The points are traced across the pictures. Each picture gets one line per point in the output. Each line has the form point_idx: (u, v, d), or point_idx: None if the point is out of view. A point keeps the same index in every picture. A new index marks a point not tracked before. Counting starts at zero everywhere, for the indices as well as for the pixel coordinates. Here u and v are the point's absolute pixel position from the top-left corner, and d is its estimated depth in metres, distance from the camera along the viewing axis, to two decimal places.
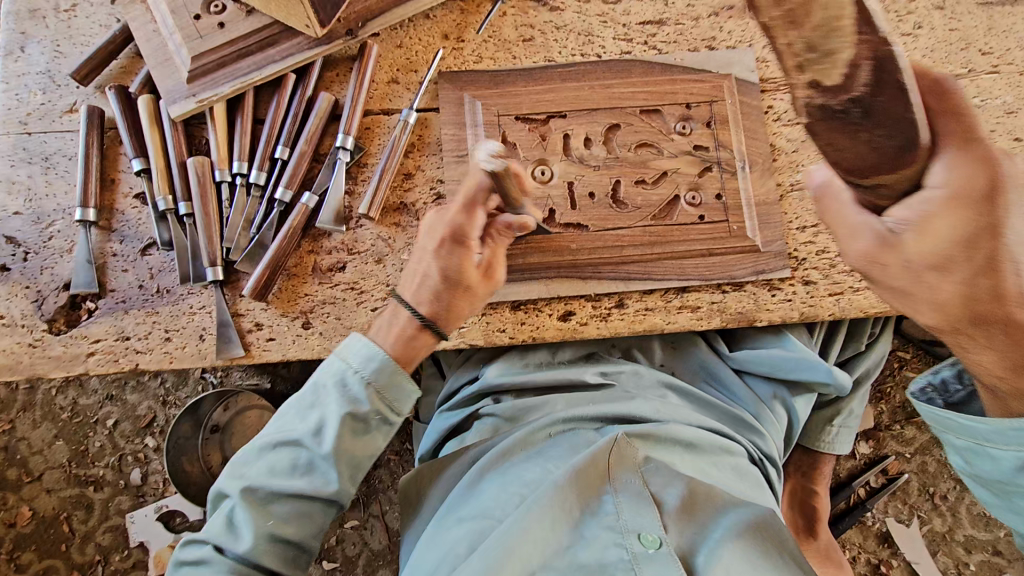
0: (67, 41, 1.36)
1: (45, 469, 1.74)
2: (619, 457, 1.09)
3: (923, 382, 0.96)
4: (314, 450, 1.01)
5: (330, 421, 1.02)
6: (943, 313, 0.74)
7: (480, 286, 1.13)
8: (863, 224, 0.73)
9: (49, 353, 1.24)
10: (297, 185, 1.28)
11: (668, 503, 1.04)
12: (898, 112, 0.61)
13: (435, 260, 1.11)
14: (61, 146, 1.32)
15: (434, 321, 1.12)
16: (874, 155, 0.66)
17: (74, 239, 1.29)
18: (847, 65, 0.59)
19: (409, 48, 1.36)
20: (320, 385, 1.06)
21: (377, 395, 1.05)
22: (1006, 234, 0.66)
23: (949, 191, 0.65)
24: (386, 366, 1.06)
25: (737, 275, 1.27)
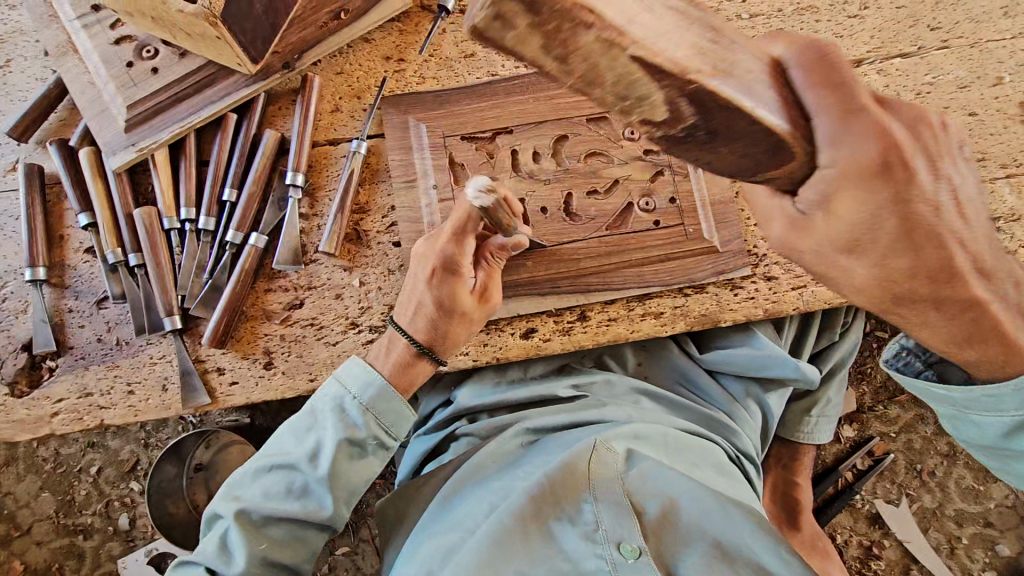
0: (4, 98, 1.34)
1: (33, 521, 1.74)
2: (600, 463, 1.07)
3: (896, 349, 0.92)
4: (308, 475, 1.00)
5: (327, 446, 1.01)
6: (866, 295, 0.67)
7: (476, 310, 1.11)
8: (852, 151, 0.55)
9: (13, 417, 1.24)
10: (248, 226, 1.26)
11: (647, 508, 1.03)
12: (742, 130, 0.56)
13: (427, 291, 1.07)
14: (7, 205, 1.31)
15: (431, 349, 1.11)
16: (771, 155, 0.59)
17: (28, 299, 1.28)
18: (665, 106, 0.55)
19: (350, 75, 1.34)
20: (314, 410, 1.05)
21: (373, 417, 1.05)
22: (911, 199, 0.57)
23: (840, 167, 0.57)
24: (381, 389, 1.05)
25: (697, 278, 1.25)
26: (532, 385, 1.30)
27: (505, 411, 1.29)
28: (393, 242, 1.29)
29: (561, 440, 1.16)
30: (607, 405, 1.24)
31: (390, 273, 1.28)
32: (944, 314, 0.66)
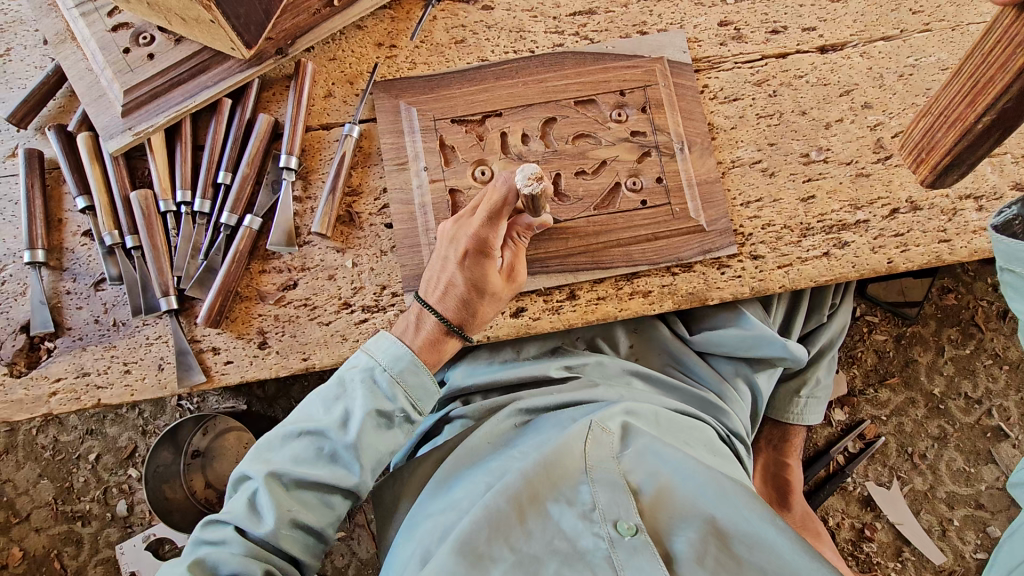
0: (4, 86, 1.37)
1: (33, 508, 1.76)
2: (595, 445, 1.10)
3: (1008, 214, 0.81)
4: (337, 442, 1.02)
5: (356, 415, 1.02)
6: None
7: (506, 290, 1.11)
8: None
9: (11, 396, 1.26)
10: (242, 208, 1.29)
11: (642, 489, 1.06)
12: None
13: (458, 271, 1.08)
14: (6, 190, 1.33)
15: (458, 328, 1.10)
16: None
17: (26, 282, 1.30)
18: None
19: (343, 62, 1.37)
20: (345, 381, 1.05)
21: (403, 390, 1.05)
22: None
23: None
24: (413, 362, 1.06)
25: (684, 256, 1.27)
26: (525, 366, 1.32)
27: (498, 393, 1.31)
28: (385, 223, 1.31)
29: (555, 421, 1.18)
30: (601, 387, 1.27)
31: (382, 254, 1.30)
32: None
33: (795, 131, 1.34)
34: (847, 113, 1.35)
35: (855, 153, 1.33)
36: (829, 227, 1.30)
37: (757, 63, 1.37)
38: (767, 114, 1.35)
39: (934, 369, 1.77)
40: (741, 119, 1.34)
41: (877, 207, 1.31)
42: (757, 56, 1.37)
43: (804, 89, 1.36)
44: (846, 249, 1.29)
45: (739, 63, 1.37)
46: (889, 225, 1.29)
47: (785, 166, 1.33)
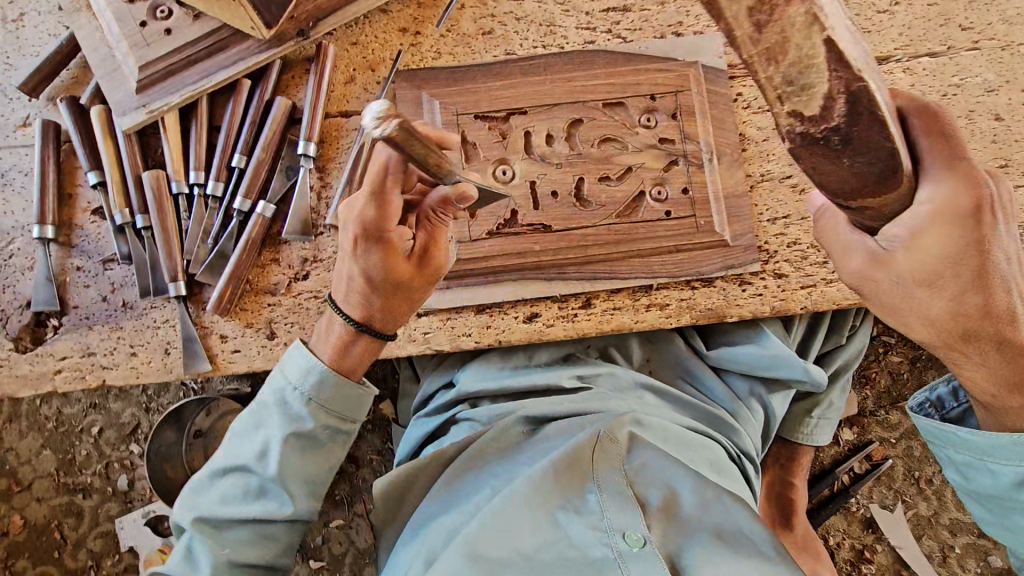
0: (15, 52, 1.33)
1: (34, 478, 1.77)
2: (603, 455, 1.07)
3: (922, 397, 1.02)
4: (263, 473, 0.99)
5: (272, 444, 0.99)
6: (931, 326, 0.81)
7: (411, 281, 0.99)
8: (857, 242, 0.81)
9: (16, 372, 1.25)
10: (256, 194, 1.26)
11: (650, 503, 1.02)
12: (876, 143, 0.65)
13: (355, 261, 0.96)
14: (17, 161, 1.30)
15: (366, 324, 1.02)
16: (855, 179, 0.70)
17: (34, 257, 1.28)
18: (822, 99, 0.63)
19: (365, 47, 1.32)
20: (262, 404, 1.01)
21: (321, 411, 1.00)
22: (992, 250, 0.75)
23: (934, 208, 0.73)
24: (327, 376, 1.00)
25: (706, 271, 1.24)
26: (536, 373, 1.30)
27: (507, 398, 1.28)
28: None
29: (562, 429, 1.15)
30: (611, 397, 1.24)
31: None
32: (1002, 356, 0.81)
33: None
34: None
35: None
36: None
37: None
38: None
39: None
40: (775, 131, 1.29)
41: None
42: None
43: None
44: None
45: None
46: None
47: None
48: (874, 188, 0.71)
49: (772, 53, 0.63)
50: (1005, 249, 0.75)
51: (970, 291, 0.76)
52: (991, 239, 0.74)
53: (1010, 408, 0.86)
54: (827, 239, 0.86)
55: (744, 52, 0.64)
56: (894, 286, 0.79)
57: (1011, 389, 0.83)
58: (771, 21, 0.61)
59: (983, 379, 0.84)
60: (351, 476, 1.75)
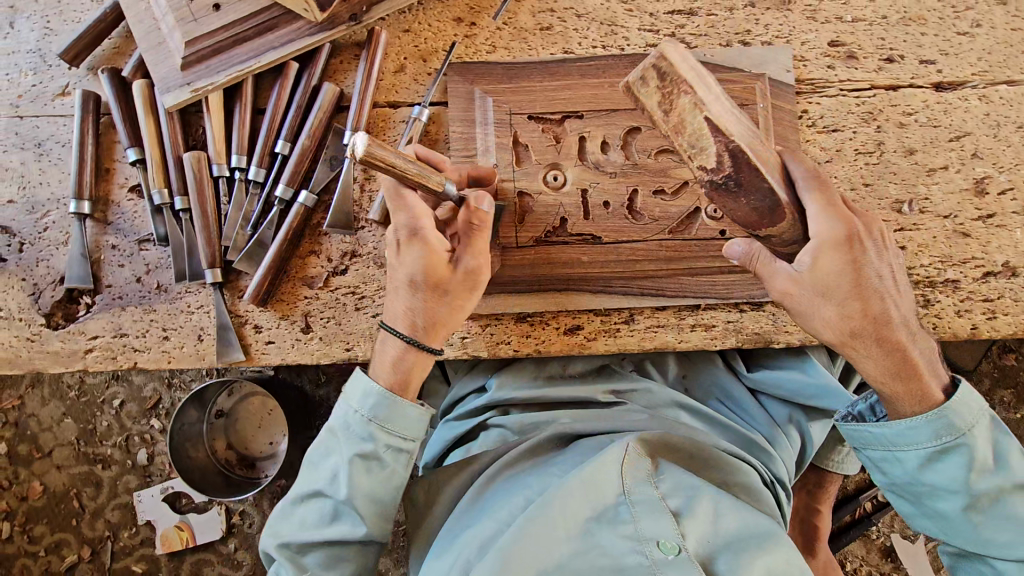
0: (57, 17, 1.28)
1: (55, 445, 1.77)
2: (633, 465, 1.05)
3: (839, 411, 1.06)
4: (335, 497, 0.97)
5: (339, 469, 0.97)
6: (838, 331, 0.94)
7: (448, 278, 1.00)
8: (776, 270, 0.95)
9: (47, 348, 1.23)
10: (298, 182, 1.22)
11: (684, 513, 1.00)
12: (757, 183, 0.86)
13: (400, 265, 1.02)
14: (54, 131, 1.26)
15: (414, 334, 1.02)
16: (755, 214, 0.90)
17: (68, 231, 1.25)
18: (715, 156, 0.86)
19: (417, 35, 1.27)
20: (333, 430, 1.01)
21: (386, 432, 0.99)
22: (866, 268, 0.91)
23: (821, 237, 0.90)
24: (388, 398, 0.99)
25: (756, 294, 1.20)
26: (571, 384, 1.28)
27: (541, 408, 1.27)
28: None
29: (595, 442, 1.14)
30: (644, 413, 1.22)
31: None
32: (888, 353, 0.94)
33: (894, 174, 1.24)
34: (954, 161, 1.24)
35: (955, 207, 1.24)
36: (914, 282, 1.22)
37: (865, 93, 1.26)
38: (867, 151, 1.24)
39: None
40: (839, 153, 1.24)
41: (969, 268, 1.22)
42: (866, 85, 1.26)
43: (911, 128, 1.25)
44: (929, 308, 1.22)
45: (844, 90, 1.26)
46: (978, 289, 1.21)
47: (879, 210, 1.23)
48: (770, 223, 0.91)
49: (677, 127, 0.87)
50: (878, 269, 0.92)
51: (853, 300, 0.91)
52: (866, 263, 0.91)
53: (905, 394, 0.96)
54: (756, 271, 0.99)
55: (660, 126, 0.89)
56: (800, 299, 0.93)
57: (897, 376, 0.95)
58: (670, 109, 0.87)
59: (900, 393, 0.96)
60: None
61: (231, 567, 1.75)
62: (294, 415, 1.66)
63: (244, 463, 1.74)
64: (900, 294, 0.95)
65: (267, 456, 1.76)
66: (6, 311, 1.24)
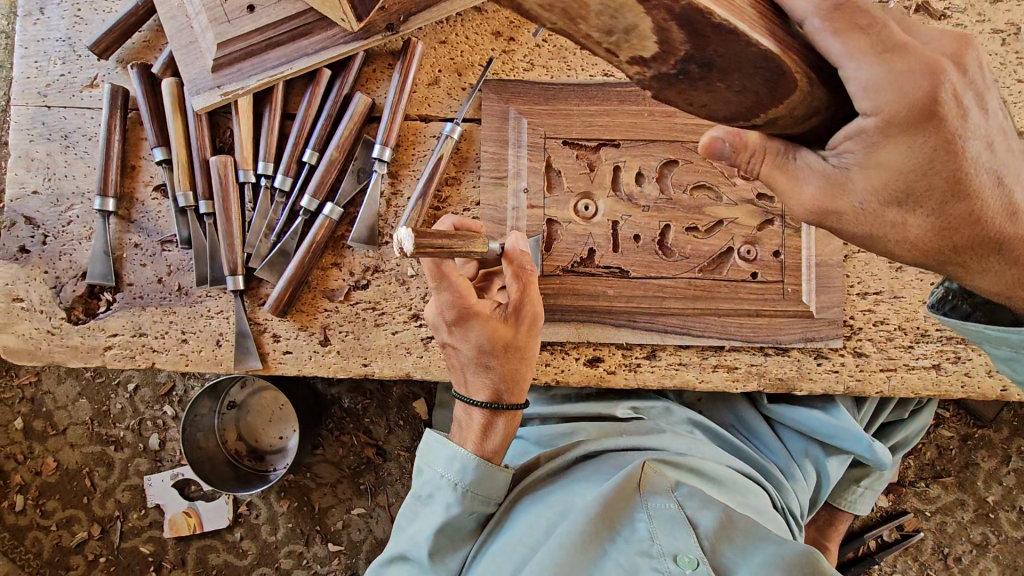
0: (88, 6, 1.25)
1: (69, 424, 1.79)
2: (648, 482, 1.02)
3: (940, 292, 0.91)
4: (422, 560, 1.02)
5: (424, 533, 1.02)
6: (917, 249, 0.71)
7: (521, 339, 1.05)
8: (806, 167, 0.66)
9: (67, 342, 1.23)
10: (324, 194, 1.19)
11: (705, 521, 0.95)
12: (740, 50, 0.55)
13: (464, 344, 1.03)
14: (81, 124, 1.24)
15: (498, 402, 1.07)
16: (740, 100, 0.60)
17: (92, 227, 1.24)
18: (655, 32, 0.53)
19: (454, 47, 1.23)
20: (422, 494, 1.06)
21: (471, 496, 1.03)
22: (962, 145, 0.64)
23: (883, 117, 0.61)
24: (475, 465, 1.03)
25: (783, 339, 1.17)
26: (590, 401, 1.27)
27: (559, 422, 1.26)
28: None
29: (618, 459, 1.11)
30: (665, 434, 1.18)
31: None
32: (1005, 260, 0.73)
33: None
34: None
35: None
36: (946, 337, 1.19)
37: None
38: None
39: (993, 476, 1.67)
40: None
41: None
42: None
43: None
44: (960, 365, 1.19)
45: None
46: None
47: None
48: (778, 99, 0.60)
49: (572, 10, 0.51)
50: (976, 139, 0.65)
51: (948, 201, 0.66)
52: (961, 135, 0.64)
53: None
54: (778, 185, 0.67)
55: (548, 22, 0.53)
56: (873, 213, 0.67)
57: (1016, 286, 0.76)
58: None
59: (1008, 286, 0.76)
60: (376, 466, 1.78)
61: (236, 554, 1.78)
62: (304, 413, 1.67)
63: (253, 455, 1.73)
64: (1003, 156, 0.67)
65: (276, 450, 1.74)
66: (27, 302, 1.23)
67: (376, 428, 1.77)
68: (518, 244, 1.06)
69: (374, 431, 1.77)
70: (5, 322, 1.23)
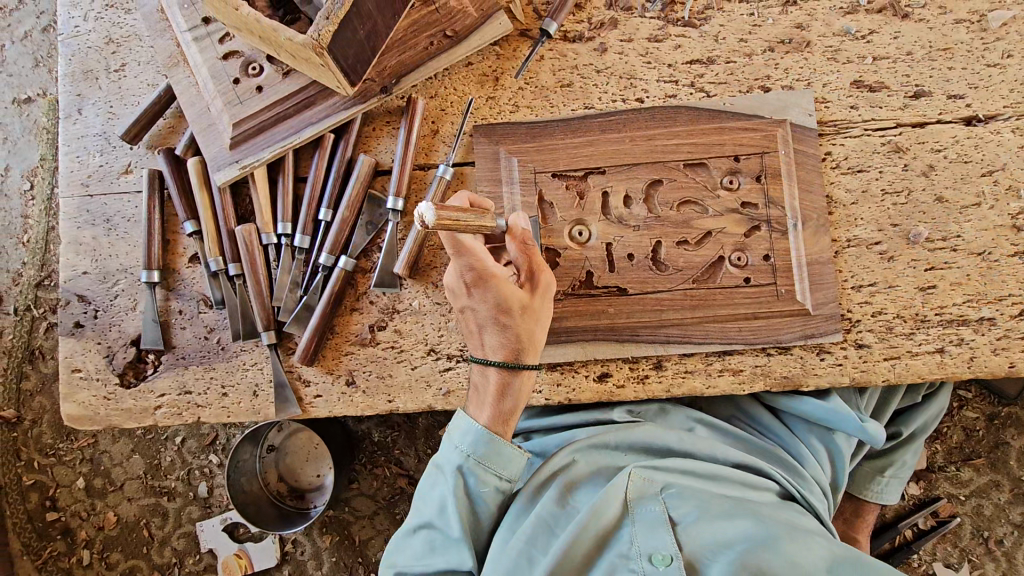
0: (119, 102, 1.39)
1: (125, 479, 1.92)
2: (636, 490, 1.12)
3: None
4: (444, 531, 1.10)
5: (447, 498, 1.11)
6: None
7: (533, 298, 1.13)
8: None
9: (122, 405, 1.35)
10: (338, 249, 1.30)
11: (686, 522, 1.06)
12: None
13: (483, 305, 1.11)
14: (120, 208, 1.38)
15: (516, 360, 1.14)
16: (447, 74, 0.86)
17: (137, 298, 1.36)
18: None
19: (444, 99, 1.33)
20: (441, 465, 1.15)
21: (486, 467, 1.12)
22: None
23: None
24: (487, 438, 1.11)
25: (783, 339, 1.22)
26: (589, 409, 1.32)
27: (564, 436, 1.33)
28: None
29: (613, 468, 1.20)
30: (658, 428, 1.24)
31: None
32: None
33: (922, 213, 1.24)
34: (987, 196, 1.23)
35: (989, 243, 1.22)
36: (946, 321, 1.22)
37: (890, 131, 1.25)
38: (894, 191, 1.24)
39: None
40: (864, 194, 1.24)
41: (1006, 305, 1.21)
42: (891, 123, 1.25)
43: (939, 166, 1.24)
44: (965, 347, 1.21)
45: (868, 129, 1.26)
46: (1017, 326, 1.20)
47: (907, 250, 1.23)
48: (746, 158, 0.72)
49: None
50: None
51: None
52: None
53: None
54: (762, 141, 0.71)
55: None
56: None
57: None
58: None
59: None
60: (410, 496, 1.85)
61: None
62: (337, 451, 1.76)
63: (294, 494, 1.83)
64: None
65: (316, 488, 1.84)
66: (85, 372, 1.36)
67: (406, 460, 1.85)
68: (521, 221, 1.15)
69: (404, 462, 1.85)
70: (67, 392, 1.36)
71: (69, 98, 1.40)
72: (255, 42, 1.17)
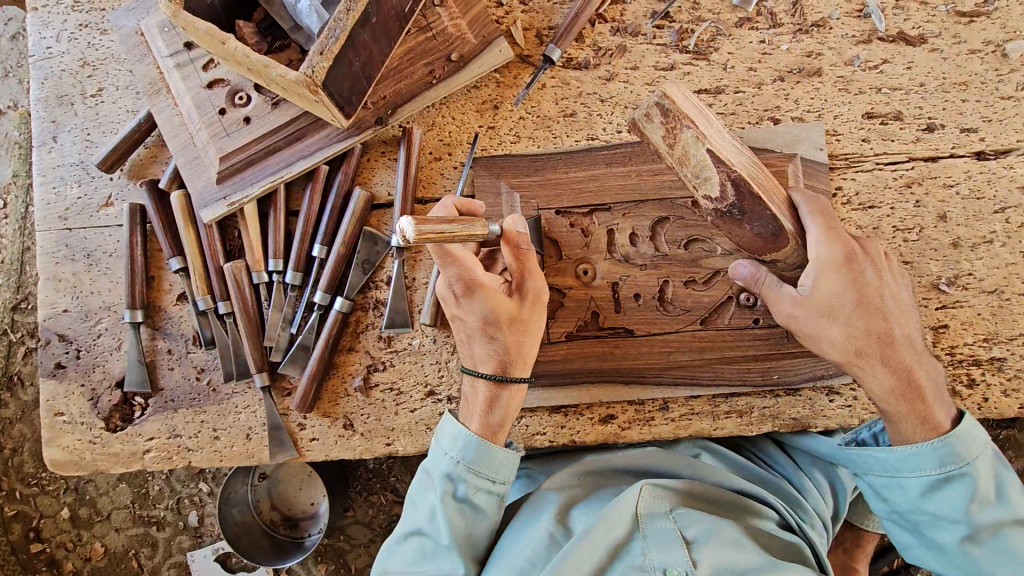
0: (96, 129, 1.32)
1: (113, 509, 1.86)
2: (648, 505, 1.08)
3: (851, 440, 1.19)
4: (437, 539, 1.06)
5: (437, 507, 1.06)
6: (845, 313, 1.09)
7: (522, 310, 1.08)
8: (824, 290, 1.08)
9: (108, 449, 1.29)
10: (334, 287, 1.24)
11: (701, 541, 1.04)
12: None
13: (471, 315, 1.07)
14: (102, 241, 1.31)
15: (503, 373, 1.09)
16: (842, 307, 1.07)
17: (122, 337, 1.30)
18: None
19: (442, 129, 1.27)
20: (429, 471, 1.10)
21: (475, 474, 1.07)
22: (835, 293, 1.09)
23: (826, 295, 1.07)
24: (478, 444, 1.07)
25: (793, 381, 1.20)
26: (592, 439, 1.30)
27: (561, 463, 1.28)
28: None
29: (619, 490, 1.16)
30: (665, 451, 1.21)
31: None
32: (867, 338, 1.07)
33: (932, 248, 1.21)
34: (998, 234, 1.21)
35: (1000, 281, 1.21)
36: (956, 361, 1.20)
37: (902, 165, 1.22)
38: (906, 227, 1.21)
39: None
40: (876, 230, 1.21)
41: (1016, 344, 1.20)
42: (903, 157, 1.22)
43: (950, 201, 1.22)
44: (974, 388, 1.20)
45: (880, 163, 1.22)
46: None
47: (918, 288, 1.21)
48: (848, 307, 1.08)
49: None
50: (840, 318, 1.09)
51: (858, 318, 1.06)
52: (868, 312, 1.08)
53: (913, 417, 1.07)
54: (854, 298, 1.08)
55: None
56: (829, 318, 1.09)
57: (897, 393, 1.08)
58: None
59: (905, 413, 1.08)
60: None
61: None
62: (331, 481, 1.71)
63: (287, 523, 1.78)
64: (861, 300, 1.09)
65: (309, 516, 1.80)
66: (67, 416, 1.30)
67: (402, 486, 1.82)
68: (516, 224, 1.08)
69: (401, 489, 1.82)
70: (49, 437, 1.29)
71: (43, 125, 1.32)
72: (238, 71, 1.09)
